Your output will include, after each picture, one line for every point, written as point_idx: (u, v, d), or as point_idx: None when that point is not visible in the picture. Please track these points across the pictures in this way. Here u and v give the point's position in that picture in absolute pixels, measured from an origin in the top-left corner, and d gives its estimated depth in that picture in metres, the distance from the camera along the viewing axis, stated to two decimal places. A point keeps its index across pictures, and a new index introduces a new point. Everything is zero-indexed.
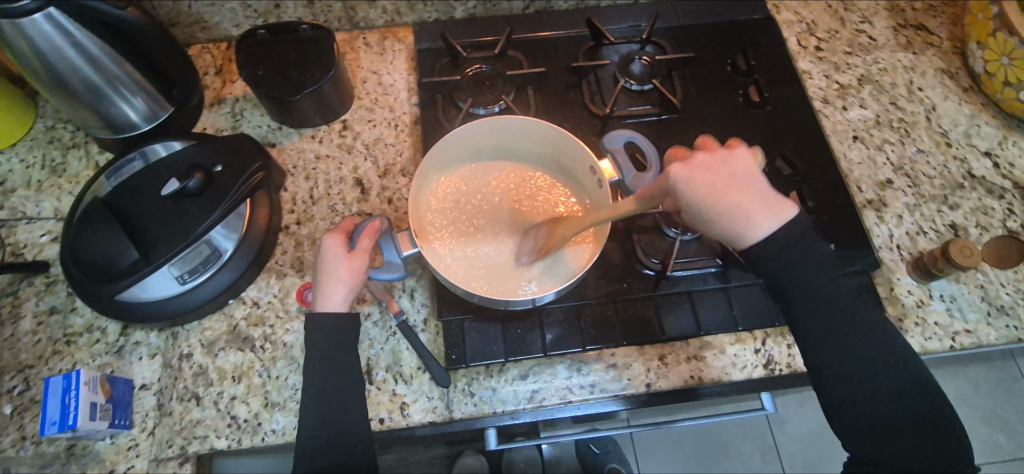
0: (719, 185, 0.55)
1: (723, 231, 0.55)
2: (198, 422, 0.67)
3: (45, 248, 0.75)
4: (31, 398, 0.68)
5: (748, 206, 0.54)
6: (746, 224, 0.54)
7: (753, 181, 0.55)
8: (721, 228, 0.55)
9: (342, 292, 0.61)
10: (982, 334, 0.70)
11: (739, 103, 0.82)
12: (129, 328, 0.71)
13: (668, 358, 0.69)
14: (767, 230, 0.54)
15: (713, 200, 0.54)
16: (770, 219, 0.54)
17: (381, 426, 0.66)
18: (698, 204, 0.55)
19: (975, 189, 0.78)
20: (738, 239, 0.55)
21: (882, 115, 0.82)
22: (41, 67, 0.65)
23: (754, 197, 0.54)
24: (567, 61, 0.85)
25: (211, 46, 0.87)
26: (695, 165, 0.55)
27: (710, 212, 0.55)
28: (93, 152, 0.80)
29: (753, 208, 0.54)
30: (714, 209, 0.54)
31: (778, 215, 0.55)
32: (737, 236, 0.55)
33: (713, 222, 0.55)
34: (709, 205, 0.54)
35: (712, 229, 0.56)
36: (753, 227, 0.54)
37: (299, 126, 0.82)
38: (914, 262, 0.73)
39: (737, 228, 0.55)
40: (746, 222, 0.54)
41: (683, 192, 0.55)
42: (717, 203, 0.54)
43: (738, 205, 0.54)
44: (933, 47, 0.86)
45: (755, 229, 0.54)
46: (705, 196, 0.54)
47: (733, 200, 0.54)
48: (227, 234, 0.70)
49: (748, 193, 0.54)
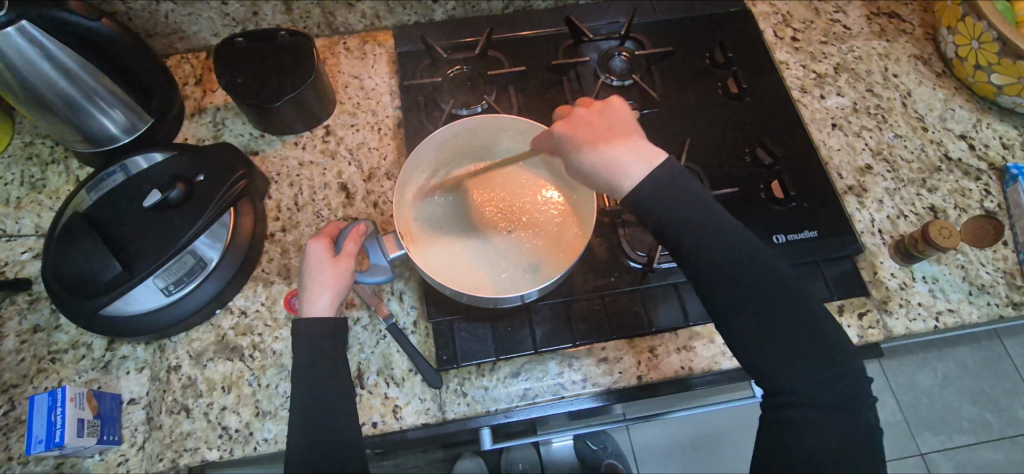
0: (593, 137, 0.60)
1: (601, 181, 0.59)
2: (189, 434, 0.66)
3: (27, 265, 0.74)
4: (16, 418, 0.67)
5: (618, 154, 0.58)
6: (621, 176, 0.57)
7: (630, 136, 0.59)
8: (599, 176, 0.59)
9: (328, 296, 0.61)
10: (964, 313, 0.71)
11: (719, 95, 0.83)
12: (115, 342, 0.70)
13: (657, 350, 0.70)
14: (639, 176, 0.57)
15: (586, 148, 0.59)
16: (640, 165, 0.57)
17: (374, 430, 0.66)
18: (573, 153, 0.60)
19: (952, 171, 0.79)
20: (613, 186, 0.58)
21: (859, 103, 0.84)
22: (15, 82, 0.64)
23: (626, 151, 0.58)
24: (547, 59, 0.85)
25: (190, 56, 0.87)
26: (575, 123, 0.61)
27: (583, 162, 0.59)
28: (72, 167, 0.79)
29: (616, 155, 0.58)
30: (585, 156, 0.59)
31: (649, 162, 0.57)
32: (612, 184, 0.58)
33: (589, 172, 0.60)
34: (582, 153, 0.59)
35: (591, 178, 0.60)
36: (621, 174, 0.57)
37: (281, 133, 0.81)
38: (895, 245, 0.74)
39: (609, 175, 0.58)
40: (614, 168, 0.58)
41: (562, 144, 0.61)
42: (588, 150, 0.59)
43: (601, 153, 0.58)
44: (906, 34, 0.88)
45: (624, 174, 0.57)
46: (578, 146, 0.60)
47: (604, 149, 0.58)
48: (212, 243, 0.69)
49: (615, 142, 0.58)
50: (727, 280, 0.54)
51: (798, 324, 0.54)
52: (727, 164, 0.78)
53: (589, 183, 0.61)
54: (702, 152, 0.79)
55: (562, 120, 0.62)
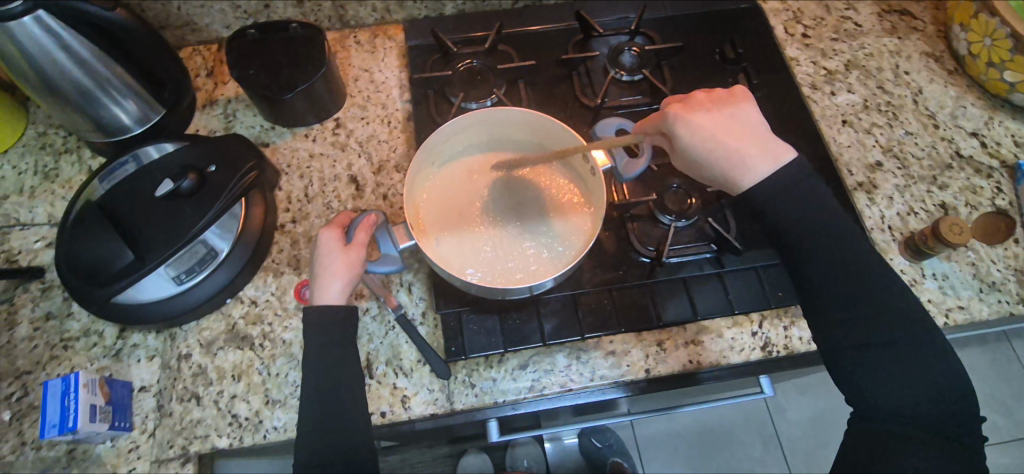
0: (715, 126, 0.60)
1: (719, 175, 0.61)
2: (199, 422, 0.67)
3: (40, 254, 0.75)
4: (29, 403, 0.67)
5: (741, 145, 0.59)
6: (742, 165, 0.59)
7: (755, 130, 0.60)
8: (719, 172, 0.61)
9: (339, 285, 0.61)
10: (974, 310, 0.71)
11: (729, 91, 0.83)
12: (126, 331, 0.71)
13: (665, 343, 0.70)
14: (760, 176, 0.59)
15: (706, 139, 0.60)
16: (761, 164, 0.59)
17: (382, 420, 0.66)
18: (692, 147, 0.60)
19: (963, 169, 0.79)
20: (733, 183, 0.61)
21: (870, 99, 0.83)
22: (31, 71, 0.65)
23: (753, 141, 0.60)
24: (556, 54, 0.85)
25: (201, 48, 0.87)
26: (695, 109, 0.61)
27: (707, 154, 0.60)
28: (85, 157, 0.80)
29: (744, 152, 0.59)
30: (708, 151, 0.60)
31: (771, 159, 0.59)
32: (732, 181, 0.60)
33: (709, 166, 0.61)
34: (703, 149, 0.60)
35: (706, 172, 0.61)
36: (744, 173, 0.59)
37: (292, 125, 0.82)
38: (905, 242, 0.74)
39: (732, 173, 0.60)
40: (738, 165, 0.59)
41: (678, 129, 0.61)
42: (711, 145, 0.60)
43: (728, 150, 0.59)
44: (917, 31, 0.88)
45: (747, 173, 0.59)
46: (703, 140, 0.60)
47: (726, 139, 0.60)
48: (223, 234, 0.70)
49: (741, 138, 0.60)
50: (793, 243, 0.59)
51: (826, 294, 0.58)
52: None
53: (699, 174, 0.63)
54: None
55: (684, 107, 0.61)
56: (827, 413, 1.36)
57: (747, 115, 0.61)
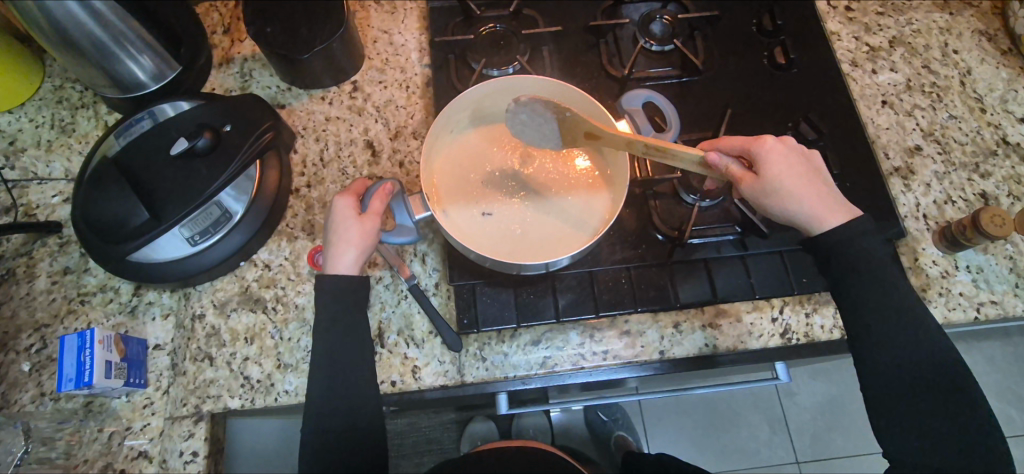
0: (806, 171, 0.59)
1: (797, 212, 0.58)
2: (212, 382, 0.68)
3: (57, 209, 0.75)
4: (48, 356, 0.68)
5: (826, 196, 0.58)
6: (822, 212, 0.58)
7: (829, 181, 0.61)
8: (801, 210, 0.58)
9: (354, 254, 0.61)
10: (1008, 305, 0.68)
11: (763, 65, 0.79)
12: (142, 288, 0.71)
13: (682, 325, 0.69)
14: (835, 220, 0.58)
15: (800, 181, 0.58)
16: (840, 211, 0.59)
17: (393, 388, 0.66)
18: (782, 180, 0.58)
19: (1008, 157, 0.74)
20: (810, 225, 0.58)
21: (913, 80, 0.79)
22: (47, 24, 0.63)
23: (833, 195, 0.59)
24: (584, 20, 0.82)
25: (218, 4, 0.85)
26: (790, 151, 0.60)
27: (795, 187, 0.58)
28: (101, 113, 0.79)
29: (824, 196, 0.58)
30: (795, 186, 0.58)
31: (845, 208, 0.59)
32: (809, 222, 0.58)
33: (792, 204, 0.58)
34: (790, 183, 0.58)
35: (782, 210, 0.58)
36: (825, 215, 0.58)
37: (308, 87, 0.80)
38: (940, 231, 0.70)
39: (813, 214, 0.58)
40: (820, 207, 0.58)
41: (778, 161, 0.58)
42: (799, 178, 0.58)
43: (812, 188, 0.58)
44: (971, 7, 0.82)
45: (827, 217, 0.58)
46: (796, 175, 0.58)
47: (815, 185, 0.58)
48: (237, 195, 0.69)
49: (821, 184, 0.59)
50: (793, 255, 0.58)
51: None
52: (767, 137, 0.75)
53: (772, 212, 0.59)
54: (740, 125, 0.76)
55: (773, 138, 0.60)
56: (837, 398, 1.34)
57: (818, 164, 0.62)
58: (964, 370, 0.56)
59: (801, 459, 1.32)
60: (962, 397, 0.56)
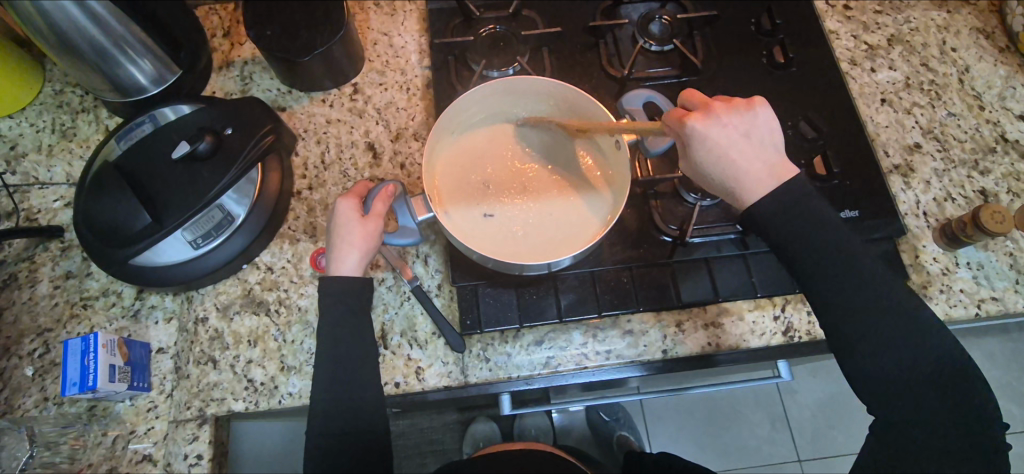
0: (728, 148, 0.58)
1: (723, 186, 0.59)
2: (216, 385, 0.68)
3: (58, 213, 0.75)
4: (51, 360, 0.68)
5: (748, 172, 0.58)
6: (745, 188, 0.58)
7: (766, 146, 0.59)
8: (727, 185, 0.59)
9: (356, 256, 0.61)
10: (1009, 301, 0.68)
11: (762, 64, 0.79)
12: (144, 292, 0.71)
13: (684, 324, 0.69)
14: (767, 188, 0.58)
15: (718, 161, 0.58)
16: (770, 180, 0.58)
17: (396, 390, 0.66)
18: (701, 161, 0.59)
19: (1007, 153, 0.75)
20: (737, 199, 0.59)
21: (912, 77, 0.79)
22: (47, 29, 0.63)
23: (760, 166, 0.58)
24: (583, 21, 0.82)
25: (217, 7, 0.85)
26: (713, 125, 0.58)
27: (719, 165, 0.58)
28: (102, 117, 0.79)
29: (750, 168, 0.58)
30: (717, 163, 0.58)
31: (780, 175, 0.58)
32: (738, 194, 0.59)
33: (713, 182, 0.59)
34: (709, 163, 0.58)
35: (713, 184, 0.60)
36: (752, 189, 0.58)
37: (309, 90, 0.80)
38: (941, 229, 0.71)
39: (738, 186, 0.58)
40: (742, 184, 0.58)
41: (694, 143, 0.58)
42: (723, 155, 0.58)
43: (736, 163, 0.58)
44: (968, 5, 0.83)
45: (752, 190, 0.58)
46: (715, 154, 0.58)
47: (736, 163, 0.58)
48: (239, 198, 0.69)
49: (750, 154, 0.58)
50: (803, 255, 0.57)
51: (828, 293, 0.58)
52: None
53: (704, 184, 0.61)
54: None
55: (699, 114, 0.58)
56: (838, 396, 1.34)
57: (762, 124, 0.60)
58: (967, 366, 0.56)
59: (802, 457, 1.32)
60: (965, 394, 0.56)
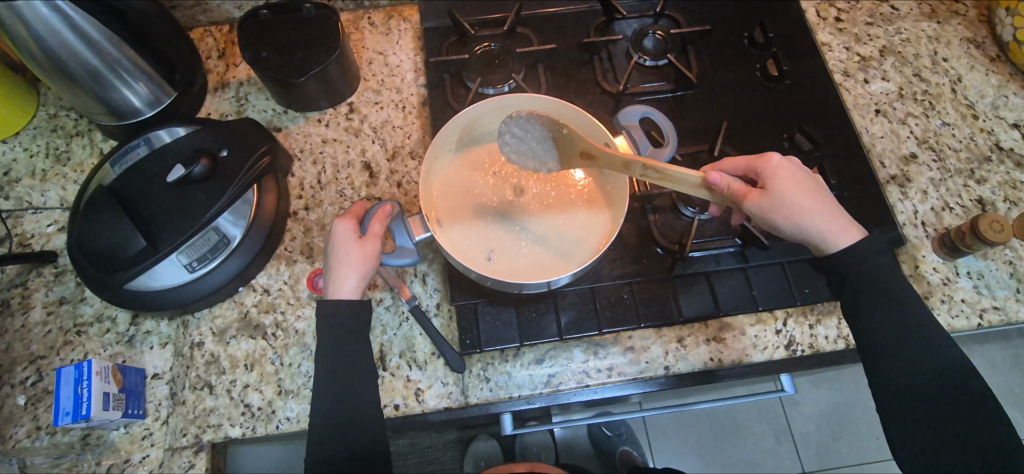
0: (813, 190, 0.59)
1: (814, 231, 0.58)
2: (212, 411, 0.67)
3: (52, 238, 0.74)
4: (44, 388, 0.67)
5: (835, 213, 0.59)
6: (835, 231, 0.58)
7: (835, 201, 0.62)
8: (813, 226, 0.58)
9: (355, 278, 0.60)
10: (1010, 310, 0.68)
11: (756, 77, 0.79)
12: (139, 317, 0.70)
13: (686, 340, 0.68)
14: (850, 238, 0.59)
15: (811, 197, 0.59)
16: (851, 230, 0.59)
17: (396, 412, 0.65)
18: (795, 195, 0.58)
19: (1002, 162, 0.75)
20: (826, 242, 0.59)
21: (905, 88, 0.80)
22: (41, 53, 0.63)
23: (841, 211, 0.60)
24: (577, 37, 0.82)
25: (213, 29, 0.85)
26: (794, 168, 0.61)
27: (806, 201, 0.58)
28: (96, 140, 0.79)
29: (836, 214, 0.59)
30: (802, 201, 0.58)
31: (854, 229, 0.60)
32: (822, 239, 0.59)
33: (803, 219, 0.58)
34: (801, 198, 0.58)
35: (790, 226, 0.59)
36: (839, 231, 0.58)
37: (305, 110, 0.80)
38: (939, 238, 0.71)
39: (823, 231, 0.58)
40: (832, 224, 0.58)
41: (786, 179, 0.59)
42: (807, 194, 0.59)
43: (822, 204, 0.59)
44: (958, 16, 0.83)
45: (841, 236, 0.58)
46: (804, 190, 0.59)
47: (824, 203, 0.59)
48: (235, 220, 0.68)
49: (833, 205, 0.60)
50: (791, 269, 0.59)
51: None
52: (764, 148, 0.76)
53: (787, 229, 0.59)
54: (737, 138, 0.76)
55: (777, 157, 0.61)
56: (844, 406, 1.33)
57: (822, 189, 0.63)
58: (971, 379, 0.56)
59: (807, 469, 1.31)
60: (967, 407, 0.56)
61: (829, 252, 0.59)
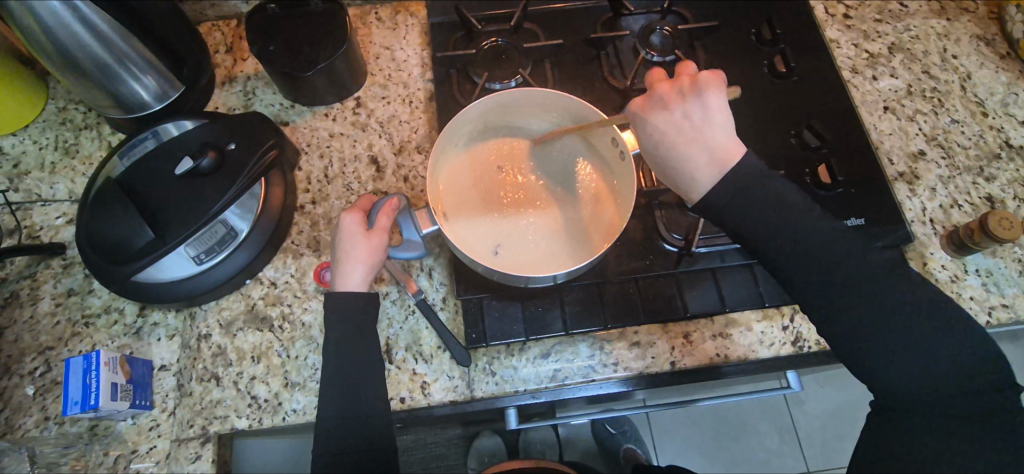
0: (667, 136, 0.57)
1: (672, 180, 0.58)
2: (219, 402, 0.67)
3: (61, 230, 0.74)
4: (52, 379, 0.68)
5: (687, 162, 0.56)
6: (687, 180, 0.56)
7: (705, 137, 0.56)
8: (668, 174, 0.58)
9: (360, 271, 0.61)
10: (1019, 308, 0.68)
11: (764, 74, 0.79)
12: (146, 309, 0.71)
13: (692, 336, 0.68)
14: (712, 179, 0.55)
15: (658, 145, 0.58)
16: (709, 168, 0.55)
17: (402, 405, 0.66)
18: (647, 143, 0.59)
19: (1012, 160, 0.75)
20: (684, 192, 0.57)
21: (914, 85, 0.79)
22: (50, 46, 0.63)
23: (695, 154, 0.56)
24: (585, 32, 0.82)
25: (220, 24, 0.85)
26: (653, 111, 0.58)
27: (654, 154, 0.59)
28: (105, 133, 0.79)
29: (687, 161, 0.56)
30: (653, 150, 0.58)
31: (723, 164, 0.55)
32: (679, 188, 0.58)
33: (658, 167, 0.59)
34: (652, 147, 0.58)
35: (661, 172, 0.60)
36: (689, 181, 0.56)
37: (312, 104, 0.80)
38: (948, 236, 0.70)
39: (677, 177, 0.57)
40: (682, 174, 0.56)
41: (639, 127, 0.59)
42: (655, 140, 0.58)
43: (672, 151, 0.57)
44: (968, 13, 0.83)
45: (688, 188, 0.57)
46: (654, 139, 0.58)
47: (671, 150, 0.57)
48: (242, 213, 0.69)
49: (681, 152, 0.56)
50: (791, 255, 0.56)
51: None
52: (772, 144, 0.75)
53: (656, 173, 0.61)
54: (744, 134, 0.76)
55: (642, 99, 0.59)
56: (849, 405, 1.32)
57: (709, 117, 0.56)
58: None
59: (812, 468, 1.30)
60: None
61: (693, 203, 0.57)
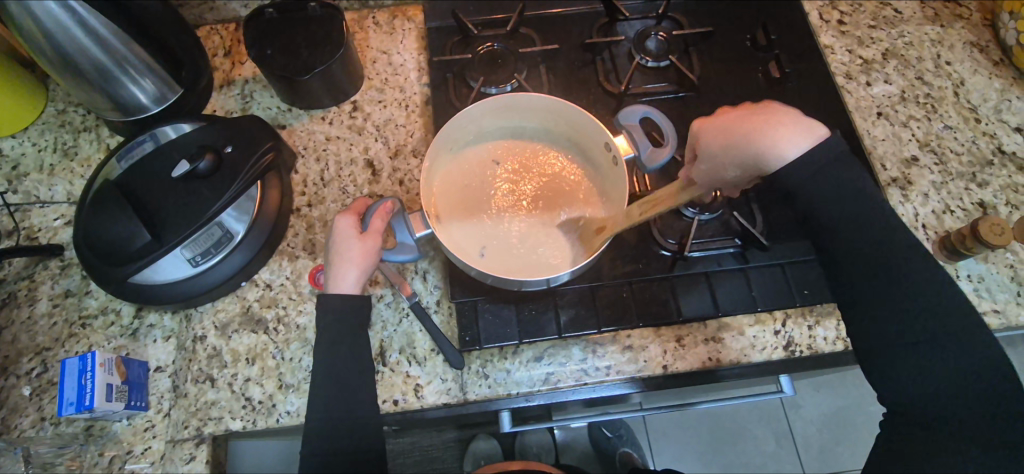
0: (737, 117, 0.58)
1: (756, 152, 0.56)
2: (213, 403, 0.67)
3: (59, 232, 0.75)
4: (49, 380, 0.68)
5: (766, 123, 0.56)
6: (774, 137, 0.56)
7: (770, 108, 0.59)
8: (753, 149, 0.56)
9: (355, 273, 0.61)
10: (1011, 314, 0.68)
11: (759, 79, 0.80)
12: (143, 310, 0.71)
13: (684, 340, 0.68)
14: (798, 148, 0.56)
15: (731, 127, 0.57)
16: (788, 122, 0.56)
17: (395, 408, 0.66)
18: (716, 137, 0.58)
19: (1005, 166, 0.75)
20: (779, 148, 0.56)
21: (908, 91, 0.80)
22: (50, 49, 0.64)
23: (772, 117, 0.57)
24: (581, 37, 0.83)
25: (219, 27, 0.86)
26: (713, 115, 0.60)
27: (728, 144, 0.57)
28: (103, 136, 0.80)
29: (766, 122, 0.56)
30: (729, 137, 0.57)
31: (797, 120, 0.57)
32: (770, 150, 0.56)
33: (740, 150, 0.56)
34: (725, 136, 0.57)
35: (739, 163, 0.57)
36: (779, 136, 0.56)
37: (309, 107, 0.80)
38: (940, 241, 0.71)
39: (763, 142, 0.56)
40: (767, 133, 0.56)
41: (708, 126, 0.59)
42: (726, 127, 0.58)
43: (749, 125, 0.57)
44: (962, 19, 0.83)
45: (781, 141, 0.56)
46: (726, 125, 0.58)
47: (746, 124, 0.57)
48: (239, 216, 0.69)
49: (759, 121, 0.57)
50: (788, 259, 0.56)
51: None
52: None
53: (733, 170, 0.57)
54: None
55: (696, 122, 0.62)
56: (845, 410, 1.33)
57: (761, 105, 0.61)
58: None
59: None
60: None
61: (790, 156, 0.56)
